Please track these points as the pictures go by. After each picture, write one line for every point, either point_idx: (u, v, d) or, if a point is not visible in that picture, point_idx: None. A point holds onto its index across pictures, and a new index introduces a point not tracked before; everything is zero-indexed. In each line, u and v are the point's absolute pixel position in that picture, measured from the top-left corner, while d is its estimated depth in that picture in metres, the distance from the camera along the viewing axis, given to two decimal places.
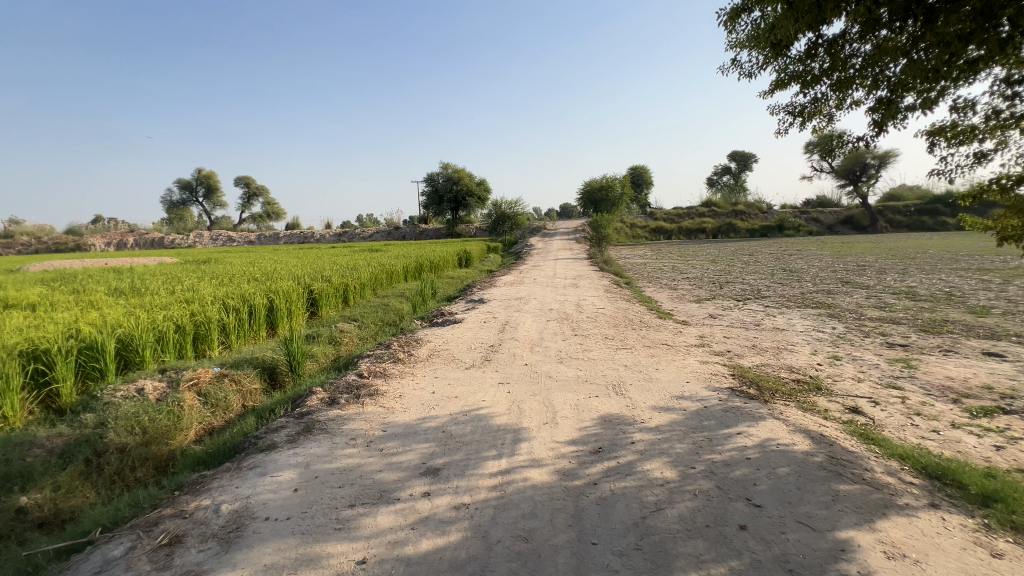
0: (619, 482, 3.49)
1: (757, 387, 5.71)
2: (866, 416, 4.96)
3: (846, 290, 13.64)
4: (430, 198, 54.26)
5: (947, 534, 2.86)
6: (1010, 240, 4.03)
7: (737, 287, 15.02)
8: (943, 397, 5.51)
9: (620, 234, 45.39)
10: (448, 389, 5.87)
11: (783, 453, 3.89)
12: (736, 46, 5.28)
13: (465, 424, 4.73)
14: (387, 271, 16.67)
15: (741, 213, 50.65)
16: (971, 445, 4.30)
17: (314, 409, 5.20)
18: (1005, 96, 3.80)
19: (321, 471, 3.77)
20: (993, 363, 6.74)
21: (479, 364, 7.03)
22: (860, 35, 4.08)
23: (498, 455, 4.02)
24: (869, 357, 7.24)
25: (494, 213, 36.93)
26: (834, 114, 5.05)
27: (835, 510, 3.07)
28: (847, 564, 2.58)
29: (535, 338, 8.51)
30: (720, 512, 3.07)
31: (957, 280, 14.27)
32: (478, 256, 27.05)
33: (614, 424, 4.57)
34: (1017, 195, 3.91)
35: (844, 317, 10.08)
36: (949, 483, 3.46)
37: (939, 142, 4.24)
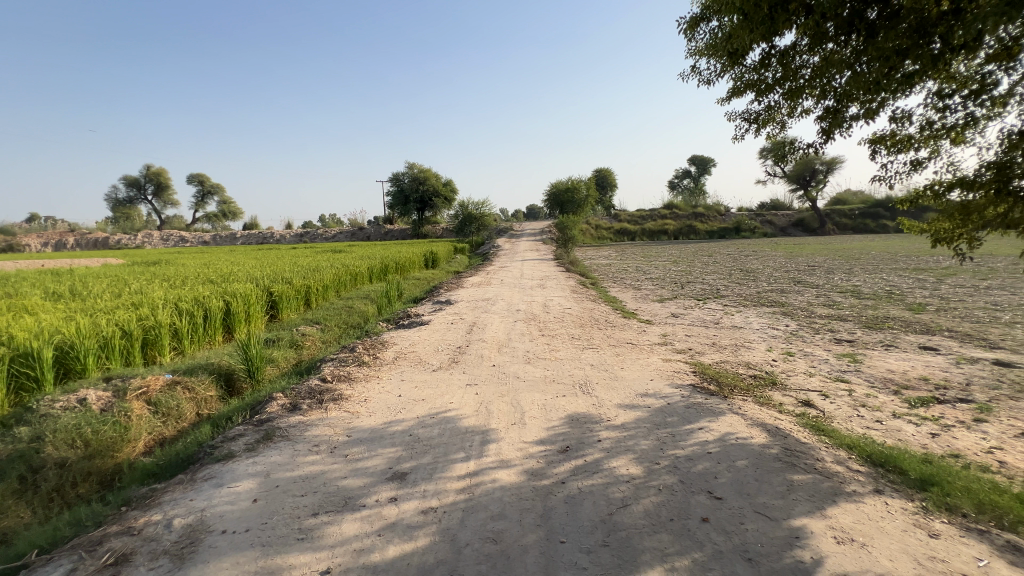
0: (586, 480, 3.53)
1: (716, 383, 5.92)
2: (817, 408, 5.23)
3: (797, 289, 14.32)
4: (395, 198, 53.45)
5: (890, 517, 3.05)
6: (943, 242, 4.36)
7: (698, 287, 15.46)
8: (886, 389, 5.88)
9: (585, 234, 46.19)
10: (416, 392, 5.80)
11: (742, 446, 4.04)
12: (696, 54, 5.46)
13: (432, 427, 4.68)
14: (351, 273, 16.27)
15: (700, 216, 52.47)
16: (911, 434, 4.60)
17: (274, 416, 5.01)
18: (937, 108, 4.08)
19: (282, 479, 3.64)
20: (928, 356, 7.24)
21: (446, 366, 6.97)
22: (809, 47, 4.30)
23: (466, 457, 4.00)
24: (819, 352, 7.63)
25: (461, 214, 36.88)
26: (787, 122, 5.30)
27: (790, 499, 3.22)
28: (801, 551, 2.71)
29: (503, 339, 8.51)
30: (684, 506, 3.16)
31: (897, 279, 15.26)
32: (445, 257, 26.84)
33: (582, 423, 4.63)
34: (948, 201, 4.21)
35: (796, 315, 10.60)
36: (891, 469, 3.69)
37: (880, 150, 4.52)
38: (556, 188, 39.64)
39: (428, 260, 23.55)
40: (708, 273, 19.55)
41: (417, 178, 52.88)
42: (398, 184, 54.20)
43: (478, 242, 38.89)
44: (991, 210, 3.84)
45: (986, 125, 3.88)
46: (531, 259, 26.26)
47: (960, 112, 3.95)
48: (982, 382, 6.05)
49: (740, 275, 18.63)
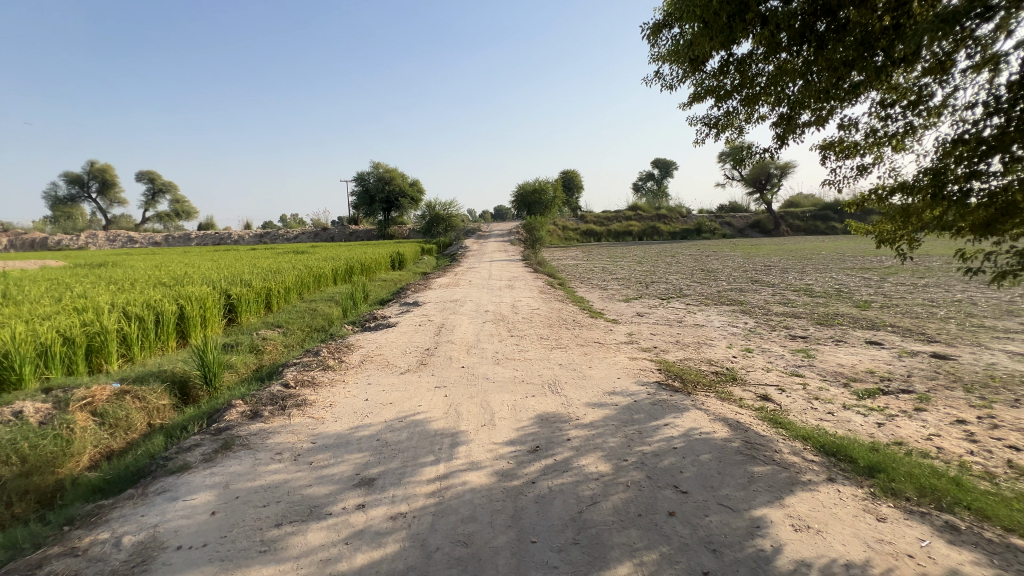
0: (556, 479, 3.56)
1: (681, 379, 6.09)
2: (774, 402, 5.46)
3: (755, 288, 14.91)
4: (360, 197, 52.35)
5: (842, 504, 3.22)
6: (886, 243, 4.63)
7: (662, 287, 15.88)
8: (837, 382, 6.22)
9: (552, 235, 46.63)
10: (383, 396, 5.68)
11: (705, 441, 4.17)
12: (659, 59, 5.60)
13: (400, 431, 4.60)
14: (314, 274, 15.81)
15: (664, 218, 53.89)
16: (859, 424, 4.87)
17: (233, 424, 4.80)
18: (880, 116, 4.33)
19: (242, 490, 3.49)
20: (874, 350, 7.70)
21: (415, 368, 6.88)
22: (764, 56, 4.50)
23: (436, 460, 3.95)
24: (776, 348, 7.98)
25: (428, 214, 36.52)
26: (744, 127, 5.51)
27: (751, 490, 3.35)
28: (762, 540, 2.81)
29: (472, 340, 8.47)
30: (651, 501, 3.23)
31: (845, 278, 16.14)
32: (412, 258, 26.51)
33: (551, 422, 4.67)
34: (891, 204, 4.47)
35: (754, 313, 11.05)
36: (842, 458, 3.90)
37: (830, 155, 4.77)
38: (524, 189, 39.81)
39: (394, 261, 23.16)
40: (671, 273, 20.09)
41: (382, 177, 51.95)
42: (363, 184, 53.11)
43: (446, 242, 38.59)
44: (928, 213, 4.12)
45: (923, 134, 4.15)
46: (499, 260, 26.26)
47: (900, 121, 4.21)
48: (922, 374, 6.48)
49: (701, 274, 19.24)
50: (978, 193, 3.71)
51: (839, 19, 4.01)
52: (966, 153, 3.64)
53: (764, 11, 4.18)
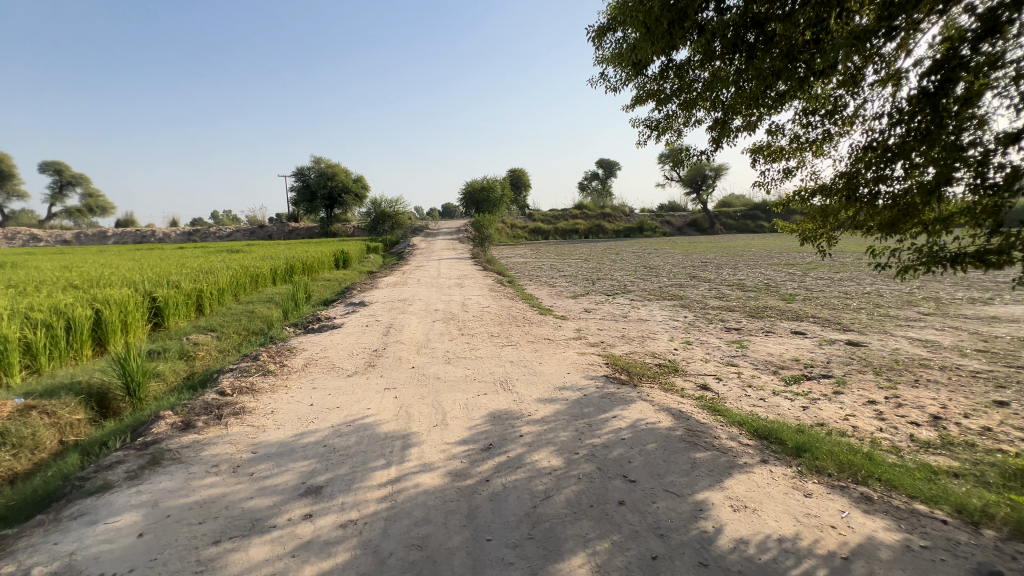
0: (510, 475, 3.59)
1: (627, 372, 6.32)
2: (713, 391, 5.80)
3: (692, 283, 15.74)
4: (300, 193, 50.01)
5: (775, 483, 3.47)
6: (808, 240, 5.02)
7: (608, 283, 16.39)
8: (767, 369, 6.71)
9: (501, 233, 46.82)
10: (329, 400, 5.47)
11: (651, 430, 4.35)
12: (604, 61, 5.76)
13: (348, 436, 4.45)
14: (251, 275, 14.92)
15: (608, 216, 55.61)
16: (787, 408, 5.27)
17: (162, 437, 4.44)
18: (803, 123, 4.69)
19: (174, 508, 3.24)
20: (798, 339, 8.36)
21: (363, 370, 6.69)
22: (701, 63, 4.74)
23: (387, 463, 3.86)
24: (713, 340, 8.47)
25: (374, 212, 35.51)
26: (683, 130, 5.78)
27: (694, 475, 3.53)
28: (705, 522, 2.97)
29: (422, 340, 8.34)
30: (602, 492, 3.33)
31: (772, 273, 17.42)
32: (357, 257, 25.69)
33: (503, 420, 4.69)
34: (812, 205, 4.86)
35: (693, 307, 11.66)
36: (774, 441, 4.20)
37: (759, 159, 5.10)
38: (472, 187, 39.65)
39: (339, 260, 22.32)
40: (616, 270, 20.78)
41: (324, 173, 49.89)
42: (303, 180, 50.81)
43: (393, 240, 37.70)
44: (843, 213, 4.52)
45: (838, 141, 4.54)
46: (448, 258, 26.00)
47: (819, 129, 4.58)
48: (839, 360, 7.11)
49: (644, 271, 20.02)
50: (884, 196, 4.12)
51: (766, 31, 4.30)
52: (875, 159, 4.02)
53: (701, 19, 4.41)
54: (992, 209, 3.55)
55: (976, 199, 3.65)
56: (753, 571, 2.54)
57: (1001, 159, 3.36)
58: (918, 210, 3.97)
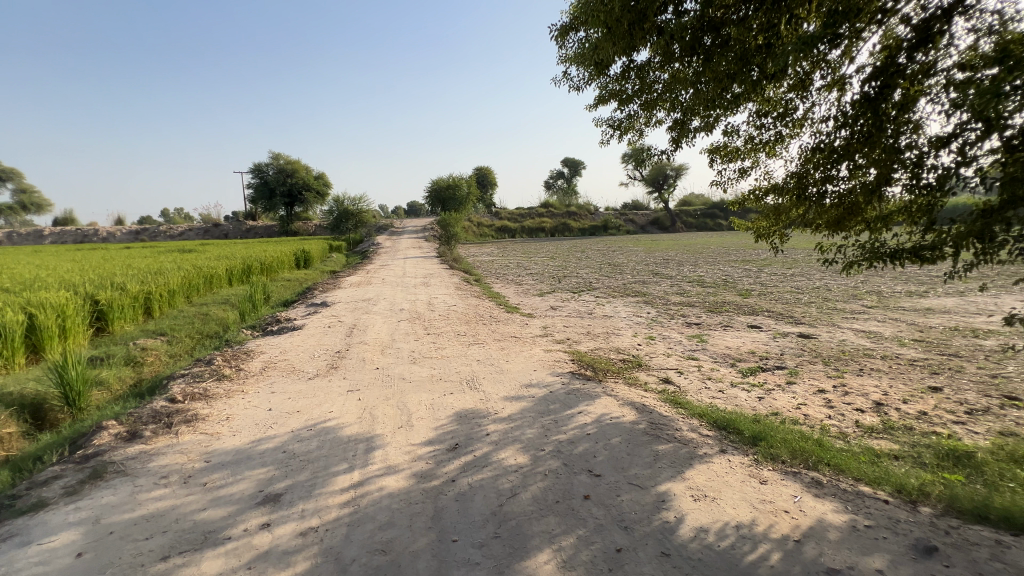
0: (476, 475, 3.56)
1: (593, 368, 6.42)
2: (675, 384, 5.96)
3: (655, 280, 16.15)
4: (257, 190, 48.12)
5: (732, 471, 3.59)
6: (763, 238, 5.22)
7: (573, 281, 16.59)
8: (726, 362, 6.96)
9: (468, 232, 46.58)
10: (289, 404, 5.28)
11: (615, 425, 4.42)
12: (567, 61, 5.79)
13: (309, 440, 4.31)
14: (205, 275, 14.22)
15: (574, 215, 56.28)
16: (744, 399, 5.48)
17: (104, 449, 4.16)
18: (757, 125, 4.86)
19: (118, 524, 3.04)
20: (754, 333, 8.72)
21: (324, 373, 6.49)
22: (660, 65, 4.85)
23: (350, 467, 3.76)
24: (675, 335, 8.71)
25: (336, 210, 34.59)
26: (644, 130, 5.90)
27: (657, 467, 3.62)
28: (667, 512, 3.05)
29: (386, 340, 8.19)
30: (568, 487, 3.36)
31: (730, 269, 18.10)
32: (319, 256, 24.95)
33: (470, 419, 4.66)
34: (766, 203, 5.05)
35: (656, 303, 11.97)
36: (731, 431, 4.35)
37: (716, 159, 5.26)
38: (438, 185, 39.27)
39: (299, 260, 21.60)
40: (582, 267, 21.09)
41: (283, 170, 48.21)
42: (261, 177, 48.92)
43: (357, 239, 36.88)
44: (794, 212, 4.72)
45: (789, 142, 4.74)
46: (413, 257, 25.65)
47: (772, 130, 4.77)
48: (791, 352, 7.46)
49: (608, 268, 20.39)
50: (831, 195, 4.33)
51: (722, 35, 4.44)
52: (823, 160, 4.22)
53: (660, 21, 4.50)
54: (926, 208, 3.80)
55: (912, 198, 3.90)
56: (712, 558, 2.62)
57: (934, 161, 3.59)
58: (862, 209, 4.19)
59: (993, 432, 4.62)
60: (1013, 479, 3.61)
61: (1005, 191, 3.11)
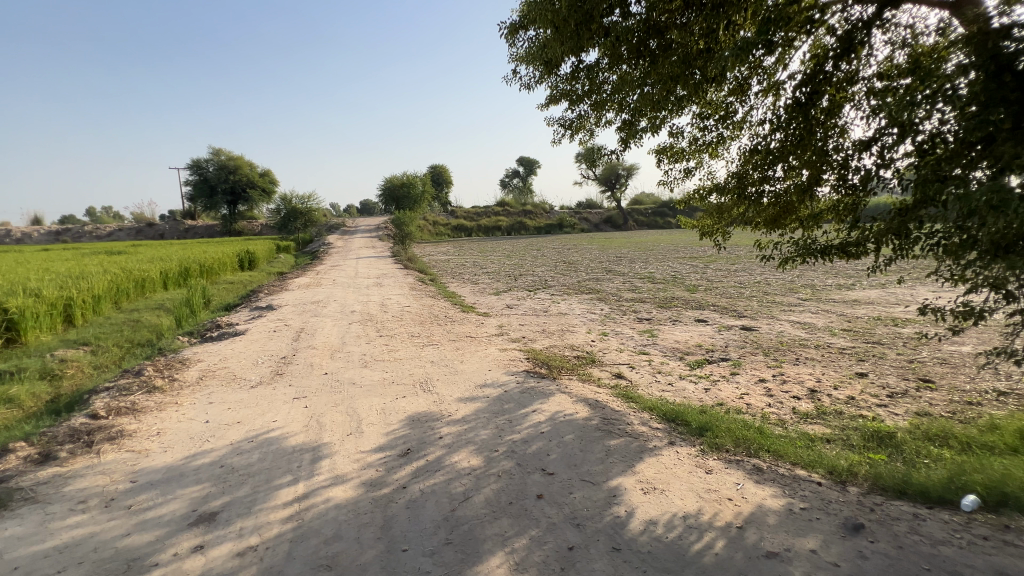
0: (428, 480, 3.48)
1: (547, 366, 6.46)
2: (627, 379, 6.10)
3: (608, 277, 16.51)
4: (196, 187, 45.30)
5: (680, 462, 3.70)
6: (707, 235, 5.41)
7: (529, 279, 16.71)
8: (675, 356, 7.20)
9: (424, 231, 45.84)
10: (228, 415, 4.96)
11: (569, 422, 4.46)
12: (517, 59, 5.76)
13: (250, 453, 4.06)
14: (135, 278, 13.20)
15: (530, 214, 56.70)
16: (692, 391, 5.68)
17: (11, 475, 3.74)
18: (700, 126, 5.04)
19: (24, 558, 2.74)
20: (701, 326, 9.09)
21: (269, 380, 6.16)
22: (608, 66, 4.92)
23: (294, 479, 3.57)
24: (627, 330, 8.93)
25: (283, 209, 33.11)
26: (595, 131, 5.97)
27: (608, 463, 3.67)
28: (618, 507, 3.09)
29: (336, 344, 7.90)
30: (521, 487, 3.34)
31: (679, 265, 18.79)
32: (265, 257, 23.81)
33: (422, 422, 4.55)
34: (710, 202, 5.24)
35: (609, 299, 12.24)
36: (680, 423, 4.49)
37: (663, 159, 5.41)
38: (391, 183, 38.43)
39: (243, 261, 20.49)
40: (538, 265, 21.29)
41: (225, 167, 45.69)
42: (199, 173, 46.13)
43: (306, 239, 35.51)
44: (735, 211, 4.92)
45: (730, 144, 4.94)
46: (367, 257, 24.96)
47: (714, 132, 4.95)
48: (735, 344, 7.82)
49: (563, 266, 20.65)
50: (768, 194, 4.55)
51: (666, 39, 4.56)
52: (760, 162, 4.43)
53: (607, 23, 4.57)
54: (852, 207, 4.10)
55: (840, 198, 4.17)
56: (661, 550, 2.68)
57: (858, 163, 3.86)
58: (796, 208, 4.44)
59: (911, 412, 5.03)
60: (928, 456, 3.94)
61: (918, 190, 3.38)
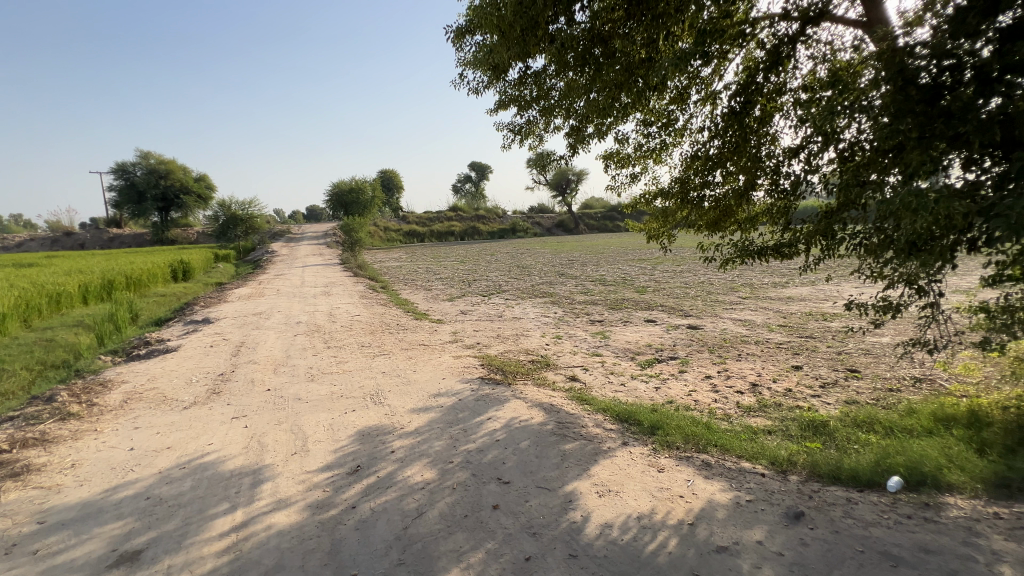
0: (379, 498, 3.33)
1: (502, 371, 6.41)
2: (581, 381, 6.17)
3: (561, 280, 16.73)
4: (122, 193, 42.09)
5: (634, 463, 3.75)
6: (654, 239, 5.55)
7: (483, 284, 16.64)
8: (627, 356, 7.36)
9: (374, 237, 44.70)
10: (157, 440, 4.55)
11: (524, 428, 4.42)
12: (465, 63, 5.72)
13: (181, 481, 3.73)
14: (49, 294, 11.97)
15: (482, 218, 56.66)
16: (643, 390, 5.83)
17: None
18: (644, 133, 5.19)
19: None
20: (651, 327, 9.36)
21: (204, 400, 5.73)
22: (555, 73, 4.98)
23: (232, 507, 3.31)
24: (580, 332, 9.05)
25: (221, 215, 31.15)
26: (544, 136, 6.02)
27: (564, 468, 3.66)
28: (574, 512, 3.09)
29: (280, 357, 7.49)
30: (476, 499, 3.26)
31: (628, 268, 19.37)
32: (201, 267, 22.36)
33: (373, 437, 4.38)
34: (655, 205, 5.39)
35: (562, 302, 12.38)
36: (632, 422, 4.57)
37: (610, 164, 5.53)
38: (339, 188, 37.20)
39: (176, 272, 19.11)
40: (491, 270, 21.24)
41: (154, 171, 42.65)
42: (126, 178, 42.87)
43: (247, 247, 33.70)
44: (679, 214, 5.09)
45: (672, 151, 5.12)
46: (314, 264, 23.99)
47: (657, 139, 5.12)
48: (682, 342, 8.11)
49: (517, 270, 20.71)
50: (709, 198, 4.75)
51: (610, 48, 4.70)
52: (701, 168, 4.61)
53: (552, 30, 4.63)
54: (784, 210, 4.33)
55: (773, 201, 4.40)
56: (617, 553, 2.69)
57: (788, 169, 4.10)
58: (735, 211, 4.65)
59: (841, 401, 5.39)
60: (856, 442, 4.23)
61: (841, 194, 3.63)
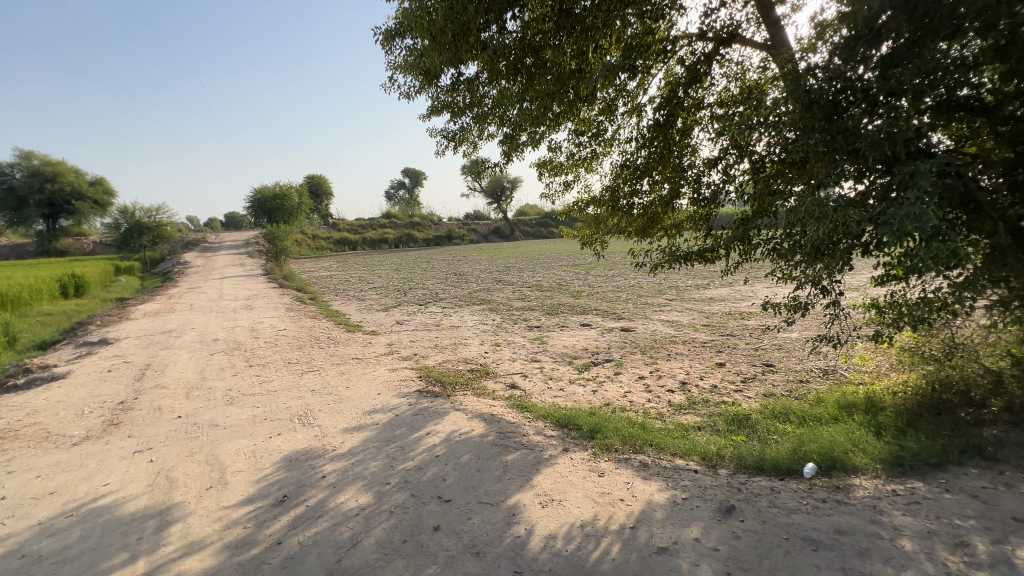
0: (308, 529, 3.07)
1: (440, 382, 6.24)
2: (520, 388, 6.15)
3: (498, 287, 16.75)
4: None
5: (575, 469, 3.77)
6: (588, 245, 5.68)
7: (419, 292, 16.27)
8: (565, 361, 7.47)
9: (302, 246, 42.40)
10: (37, 485, 3.92)
11: (464, 441, 4.30)
12: (395, 67, 5.55)
13: (67, 531, 3.23)
14: None
15: (417, 225, 55.67)
16: (582, 394, 5.92)
17: None
18: (575, 142, 5.30)
19: None
20: (586, 330, 9.59)
21: (99, 432, 5.05)
22: (487, 81, 4.96)
23: (132, 556, 2.91)
24: (518, 339, 9.06)
25: (121, 223, 28.06)
26: (478, 143, 5.97)
27: (506, 480, 3.59)
28: (518, 526, 3.02)
29: (193, 380, 6.80)
30: (416, 521, 3.11)
31: (563, 273, 19.80)
32: (98, 280, 19.95)
33: (301, 462, 4.06)
34: (588, 212, 5.51)
35: (500, 309, 12.36)
36: (572, 427, 4.60)
37: (544, 172, 5.59)
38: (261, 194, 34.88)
39: (65, 287, 16.89)
40: (427, 278, 20.83)
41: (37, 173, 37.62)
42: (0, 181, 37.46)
43: (155, 258, 30.61)
44: (610, 221, 5.24)
45: (603, 160, 5.27)
46: (233, 276, 22.20)
47: (588, 148, 5.25)
48: (617, 345, 8.36)
49: (454, 278, 20.50)
50: (638, 206, 4.92)
51: (540, 57, 4.75)
52: (630, 177, 4.79)
53: (484, 38, 4.59)
54: (705, 217, 4.59)
55: (695, 209, 4.65)
56: (561, 565, 2.66)
57: (707, 179, 4.34)
58: (661, 217, 4.87)
59: (760, 395, 5.79)
60: (775, 432, 4.54)
61: (755, 203, 3.90)
